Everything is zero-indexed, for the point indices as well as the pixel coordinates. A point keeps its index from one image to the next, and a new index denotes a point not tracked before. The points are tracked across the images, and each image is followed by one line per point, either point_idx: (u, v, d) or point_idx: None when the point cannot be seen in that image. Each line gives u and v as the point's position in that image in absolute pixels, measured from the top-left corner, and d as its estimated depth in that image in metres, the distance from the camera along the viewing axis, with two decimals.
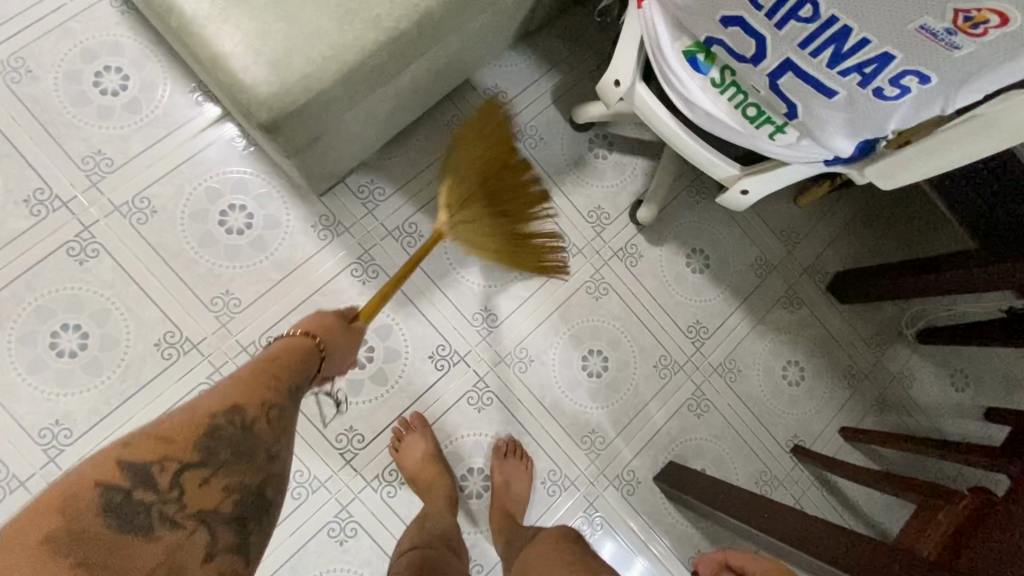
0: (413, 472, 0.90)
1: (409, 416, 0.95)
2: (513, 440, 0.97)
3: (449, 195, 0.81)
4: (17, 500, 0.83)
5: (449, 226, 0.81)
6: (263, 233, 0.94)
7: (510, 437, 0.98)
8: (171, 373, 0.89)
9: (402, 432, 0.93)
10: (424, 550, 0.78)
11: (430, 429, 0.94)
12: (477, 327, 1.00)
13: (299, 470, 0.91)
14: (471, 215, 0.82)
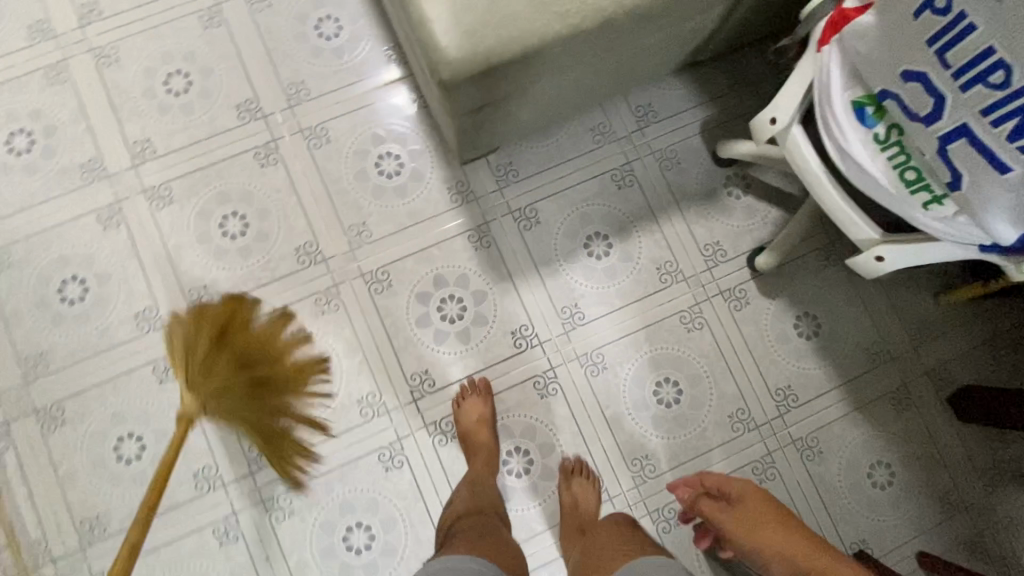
0: (466, 432, 0.96)
1: (476, 379, 1.01)
2: (581, 460, 0.99)
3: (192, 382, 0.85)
4: (158, 338, 1.00)
5: (199, 409, 0.85)
6: (407, 182, 1.06)
7: (577, 457, 1.00)
8: (300, 276, 1.02)
9: (466, 392, 0.99)
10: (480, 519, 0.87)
11: (490, 396, 0.99)
12: (563, 321, 1.04)
13: (372, 393, 1.00)
14: (217, 394, 0.87)
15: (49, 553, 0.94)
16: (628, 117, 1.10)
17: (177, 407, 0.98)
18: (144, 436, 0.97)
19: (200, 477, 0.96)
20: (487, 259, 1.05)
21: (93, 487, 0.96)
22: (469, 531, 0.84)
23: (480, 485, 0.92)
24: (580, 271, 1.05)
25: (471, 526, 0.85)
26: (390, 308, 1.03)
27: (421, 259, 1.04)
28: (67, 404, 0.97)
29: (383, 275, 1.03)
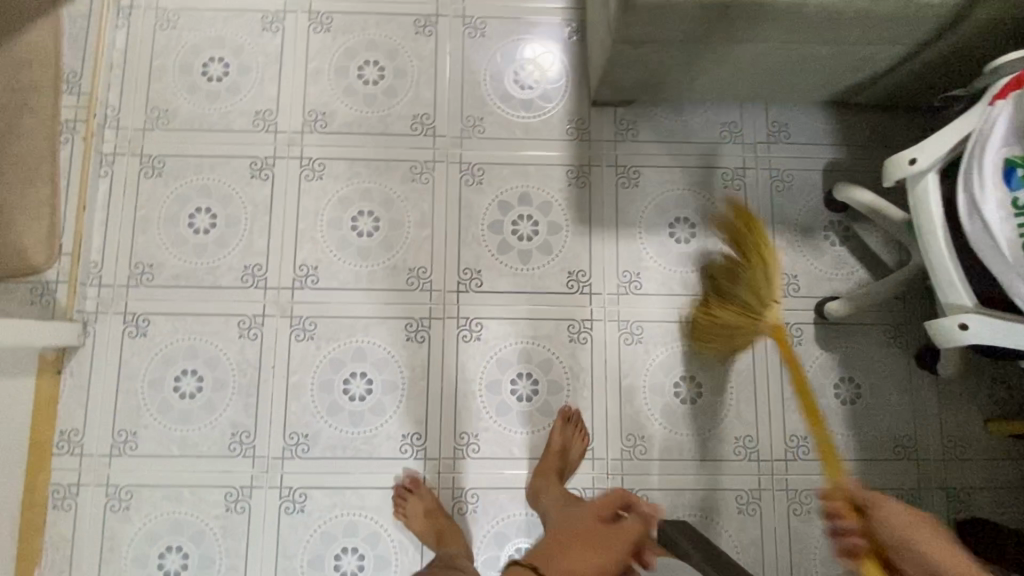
0: (417, 528, 0.94)
1: (408, 475, 0.99)
2: (575, 408, 1.00)
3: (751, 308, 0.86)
4: (265, 139, 1.06)
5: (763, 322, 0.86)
6: (535, 99, 1.09)
7: (576, 406, 1.02)
8: (407, 140, 1.07)
9: (404, 490, 0.97)
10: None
11: (427, 487, 0.98)
12: (620, 283, 1.05)
13: (424, 268, 1.05)
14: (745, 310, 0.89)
15: (100, 277, 1.02)
16: (760, 128, 1.10)
17: (255, 204, 1.05)
18: (218, 216, 1.04)
19: (248, 272, 1.03)
20: (577, 197, 1.07)
21: (159, 240, 1.03)
22: None
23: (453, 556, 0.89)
24: (656, 245, 1.06)
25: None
26: (471, 202, 1.06)
27: (518, 172, 1.07)
28: (169, 161, 1.06)
29: (479, 171, 1.07)
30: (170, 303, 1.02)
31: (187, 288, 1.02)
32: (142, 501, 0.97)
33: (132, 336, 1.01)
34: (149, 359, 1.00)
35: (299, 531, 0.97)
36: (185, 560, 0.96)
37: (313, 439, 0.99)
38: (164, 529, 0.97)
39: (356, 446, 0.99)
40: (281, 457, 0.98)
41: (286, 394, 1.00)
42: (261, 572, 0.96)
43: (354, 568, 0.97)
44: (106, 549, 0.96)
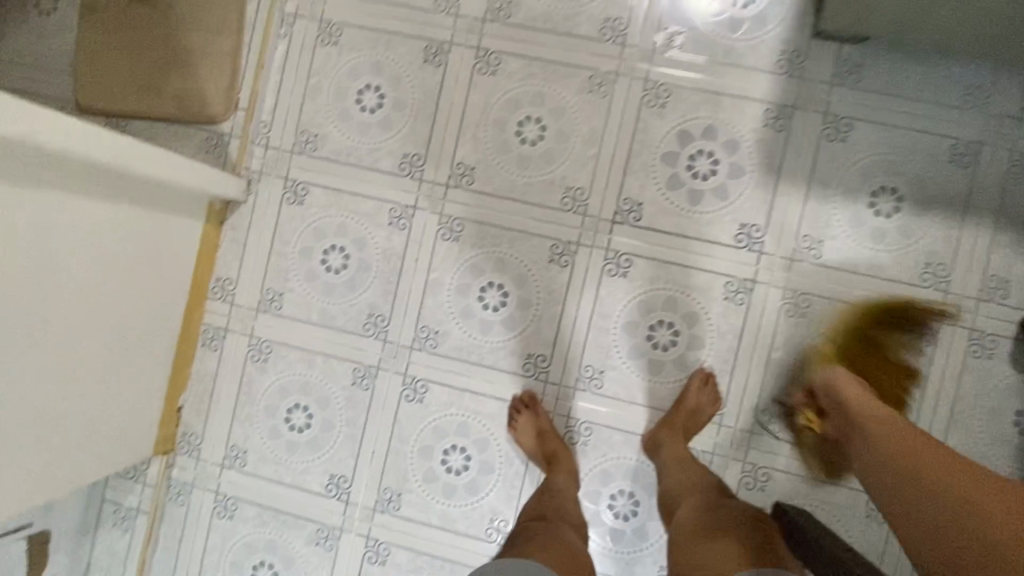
0: (529, 448, 0.95)
1: (526, 396, 0.98)
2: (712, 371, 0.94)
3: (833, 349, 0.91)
4: (444, 22, 1.00)
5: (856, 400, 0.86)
6: (746, 20, 0.95)
7: (713, 368, 0.95)
8: (593, 46, 0.97)
9: (520, 407, 0.97)
10: (539, 523, 0.82)
11: (545, 410, 0.97)
12: (797, 248, 0.94)
13: (582, 189, 0.97)
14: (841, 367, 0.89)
15: (266, 138, 1.03)
16: (1017, 98, 0.91)
17: (424, 91, 1.00)
18: (385, 96, 1.01)
19: (406, 160, 1.00)
20: (770, 142, 0.94)
21: (326, 111, 1.02)
22: (535, 533, 0.78)
23: (550, 494, 0.88)
24: (848, 214, 0.93)
25: (532, 527, 0.81)
26: (648, 126, 0.96)
27: (709, 100, 0.95)
28: (346, 30, 1.02)
29: (665, 92, 0.96)
30: (329, 176, 1.02)
31: (347, 165, 1.02)
32: (279, 358, 1.03)
33: (290, 202, 1.03)
34: (302, 227, 1.03)
35: (415, 420, 1.00)
36: (310, 419, 1.02)
37: (442, 336, 1.00)
38: (295, 387, 1.02)
39: (481, 354, 0.99)
40: (410, 346, 1.00)
41: (423, 289, 1.00)
42: (375, 447, 1.01)
43: (459, 466, 0.99)
44: (243, 393, 1.03)
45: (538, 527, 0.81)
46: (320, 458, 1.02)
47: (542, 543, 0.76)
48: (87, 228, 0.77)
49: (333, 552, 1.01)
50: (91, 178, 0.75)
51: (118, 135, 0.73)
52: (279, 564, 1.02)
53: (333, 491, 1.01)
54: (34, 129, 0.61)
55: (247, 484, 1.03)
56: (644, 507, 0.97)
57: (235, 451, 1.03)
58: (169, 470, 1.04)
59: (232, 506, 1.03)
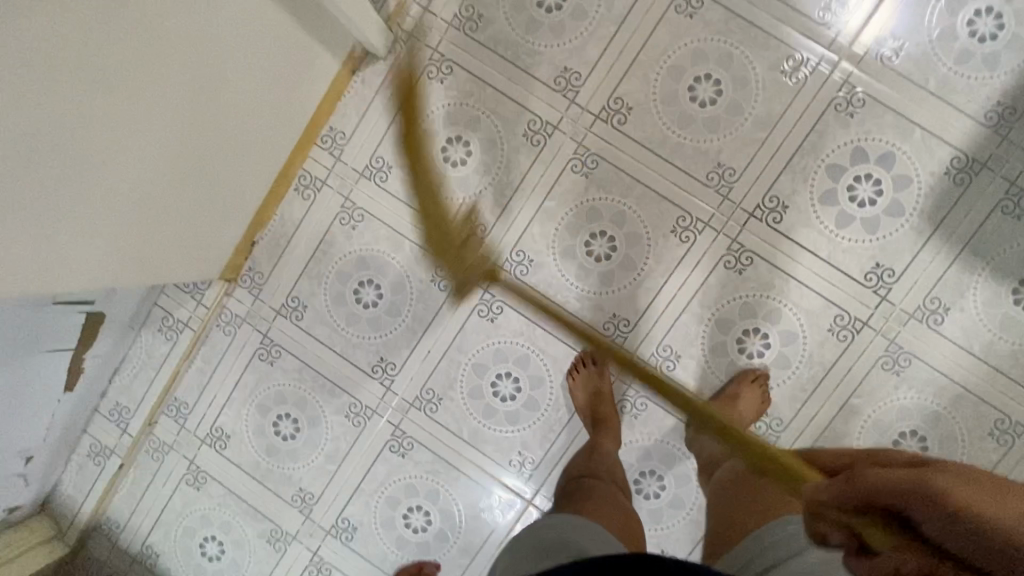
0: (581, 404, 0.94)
1: (594, 352, 0.96)
2: (763, 372, 0.92)
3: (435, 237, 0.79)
4: None
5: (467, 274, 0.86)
6: (975, 58, 0.86)
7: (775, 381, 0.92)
8: (804, 26, 0.89)
9: (584, 362, 0.95)
10: (596, 485, 0.84)
11: (607, 372, 0.95)
12: (922, 306, 0.90)
13: (732, 170, 0.91)
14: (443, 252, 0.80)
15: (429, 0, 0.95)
16: None
17: (610, 8, 0.92)
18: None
19: (564, 76, 0.94)
20: (941, 192, 0.88)
21: None
22: (592, 495, 0.81)
23: (600, 456, 0.89)
24: (987, 293, 0.88)
25: (588, 490, 0.82)
26: (827, 131, 0.90)
27: (899, 126, 0.88)
28: None
29: (859, 102, 0.89)
30: (480, 62, 0.95)
31: (502, 59, 0.95)
32: (368, 228, 1.00)
33: (430, 76, 0.96)
34: (434, 107, 0.97)
35: (480, 335, 0.98)
36: (378, 298, 1.00)
37: (535, 267, 0.97)
38: (373, 263, 1.00)
39: (567, 296, 0.97)
40: (500, 265, 0.97)
41: (534, 213, 0.96)
42: (432, 348, 1.00)
43: (506, 394, 0.99)
44: (321, 251, 1.01)
45: (592, 488, 0.83)
46: (375, 339, 1.01)
47: (597, 507, 0.79)
48: (237, 16, 0.69)
49: (359, 429, 1.02)
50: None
51: None
52: (303, 422, 1.04)
53: (378, 373, 1.01)
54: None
55: (297, 338, 1.02)
56: (667, 493, 0.97)
57: (295, 303, 1.02)
58: (225, 298, 1.03)
59: (275, 353, 1.03)
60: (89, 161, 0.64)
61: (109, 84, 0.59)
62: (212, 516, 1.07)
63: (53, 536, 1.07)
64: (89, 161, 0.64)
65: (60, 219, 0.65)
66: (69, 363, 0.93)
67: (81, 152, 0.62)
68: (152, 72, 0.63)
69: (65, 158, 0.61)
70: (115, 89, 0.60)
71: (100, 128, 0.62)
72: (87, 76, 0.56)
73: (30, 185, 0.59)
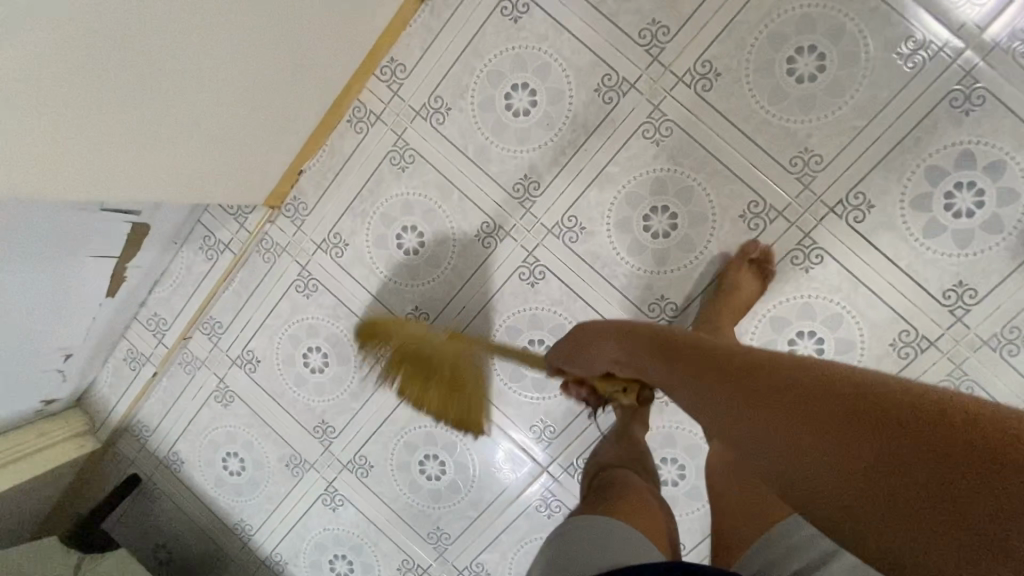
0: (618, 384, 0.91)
1: None
2: (763, 244, 0.85)
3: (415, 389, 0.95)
4: None
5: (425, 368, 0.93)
6: None
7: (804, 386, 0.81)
8: (935, 2, 0.78)
9: None
10: (625, 474, 0.82)
11: None
12: (998, 334, 0.83)
13: (819, 158, 0.83)
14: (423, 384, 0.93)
15: None
16: None
17: None
18: None
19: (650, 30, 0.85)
20: None
21: None
22: (618, 485, 0.79)
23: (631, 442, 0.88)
24: None
25: (614, 479, 0.81)
26: (934, 128, 0.80)
27: (1019, 132, 0.79)
28: None
29: (979, 98, 0.79)
30: (560, 4, 0.87)
31: (584, 2, 0.86)
32: (418, 172, 0.95)
33: (504, 14, 0.89)
34: (504, 48, 0.90)
35: (519, 298, 0.96)
36: (420, 246, 0.97)
37: (587, 236, 0.92)
38: (420, 209, 0.96)
39: (614, 271, 0.92)
40: (550, 228, 0.93)
41: (594, 178, 0.90)
42: (468, 305, 0.97)
43: None
44: (367, 189, 0.98)
45: (618, 477, 0.81)
46: (411, 287, 0.98)
47: (625, 498, 0.76)
48: None
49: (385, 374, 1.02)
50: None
51: None
52: (332, 358, 1.04)
53: (410, 322, 0.99)
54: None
55: (334, 275, 1.01)
56: (686, 483, 0.95)
57: (336, 240, 1.00)
58: (267, 225, 1.01)
59: (311, 287, 1.02)
60: (149, 62, 0.60)
61: None
62: (236, 435, 1.10)
63: (86, 431, 1.13)
64: (145, 66, 0.60)
65: (115, 121, 0.63)
66: (113, 270, 0.93)
67: (139, 49, 0.58)
68: None
69: (123, 59, 0.57)
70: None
71: (159, 28, 0.58)
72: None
73: (82, 81, 0.56)
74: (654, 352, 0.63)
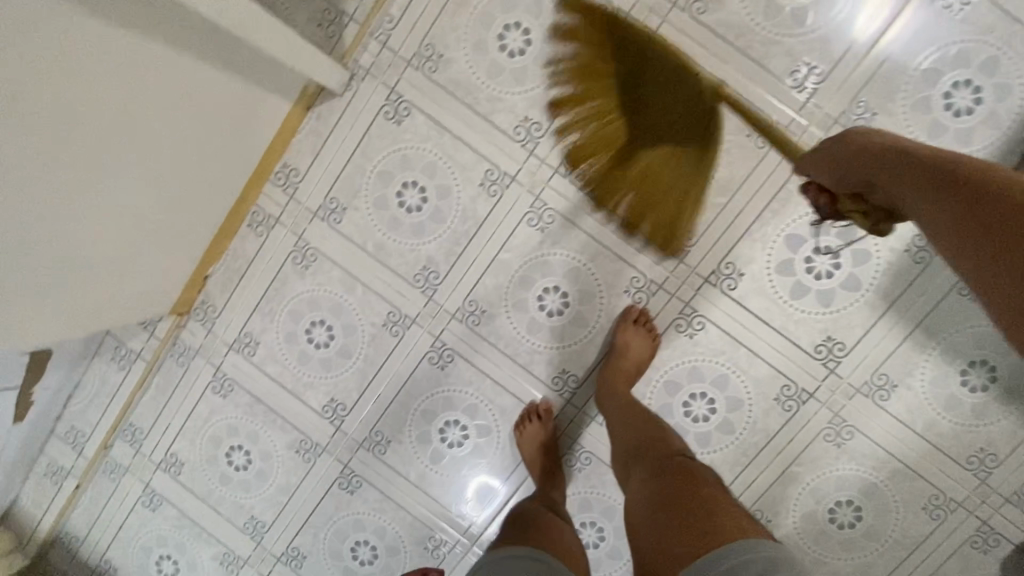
0: (528, 458, 0.95)
1: (540, 405, 0.97)
2: (644, 309, 0.92)
3: (608, 133, 0.84)
4: None
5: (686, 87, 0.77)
6: (948, 133, 0.83)
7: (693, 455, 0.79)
8: (776, 87, 0.85)
9: (529, 417, 0.96)
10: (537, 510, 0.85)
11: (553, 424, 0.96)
12: (868, 381, 0.90)
13: (689, 234, 0.89)
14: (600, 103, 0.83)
15: (388, 37, 0.90)
16: None
17: None
18: (532, 45, 0.88)
19: (525, 126, 0.90)
20: (900, 268, 0.86)
21: (461, 35, 0.89)
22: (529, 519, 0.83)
23: None
24: (934, 372, 0.88)
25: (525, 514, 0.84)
26: (788, 200, 0.87)
27: None
28: None
29: None
30: (439, 105, 0.91)
31: (460, 102, 0.91)
32: (321, 269, 0.98)
33: (388, 117, 0.93)
34: (390, 149, 0.94)
35: (430, 383, 0.99)
36: (329, 339, 1.00)
37: (488, 318, 0.96)
38: (326, 304, 0.99)
39: (517, 350, 0.96)
40: (452, 313, 0.97)
41: (489, 264, 0.95)
42: (381, 393, 1.00)
43: (454, 440, 1.00)
44: (273, 288, 1.00)
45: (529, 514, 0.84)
46: (325, 379, 1.01)
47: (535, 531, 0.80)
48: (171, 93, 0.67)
49: (309, 464, 1.03)
50: (192, 28, 0.63)
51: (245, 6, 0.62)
52: (254, 454, 1.05)
53: (328, 414, 1.02)
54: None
55: (249, 374, 1.02)
56: (606, 543, 1.00)
57: (247, 339, 1.01)
58: (177, 331, 1.02)
59: (228, 388, 1.03)
60: (19, 241, 0.62)
61: (29, 179, 0.57)
62: (167, 536, 1.10)
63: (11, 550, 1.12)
64: (17, 246, 0.63)
65: None
66: (19, 398, 0.93)
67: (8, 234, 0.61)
68: (81, 158, 0.61)
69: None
70: (39, 174, 0.58)
71: (26, 213, 0.60)
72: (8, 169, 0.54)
73: None
74: (921, 183, 0.48)
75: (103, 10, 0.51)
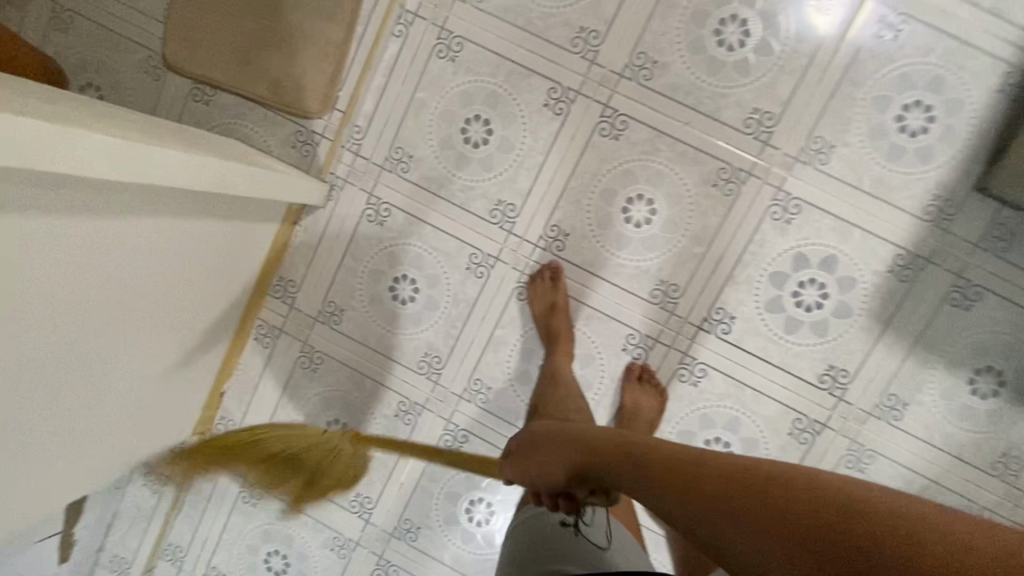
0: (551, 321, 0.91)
1: (550, 267, 0.93)
2: (647, 364, 0.93)
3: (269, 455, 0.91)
4: (578, 69, 0.89)
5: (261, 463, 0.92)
6: (909, 153, 0.85)
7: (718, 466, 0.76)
8: (733, 136, 0.88)
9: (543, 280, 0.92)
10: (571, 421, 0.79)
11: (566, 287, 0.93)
12: (878, 404, 0.89)
13: (675, 286, 0.91)
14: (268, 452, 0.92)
15: (359, 146, 0.95)
16: None
17: (537, 138, 0.92)
18: (494, 133, 0.92)
19: (500, 208, 0.94)
20: (888, 290, 0.87)
21: (426, 133, 0.94)
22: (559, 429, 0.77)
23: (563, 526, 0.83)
24: (943, 385, 0.88)
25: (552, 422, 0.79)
26: (765, 240, 0.89)
27: (839, 229, 0.87)
28: (467, 47, 0.91)
29: (795, 208, 0.87)
30: (416, 202, 0.96)
31: (434, 195, 0.95)
32: (328, 370, 1.02)
33: (370, 219, 0.97)
34: (377, 249, 0.98)
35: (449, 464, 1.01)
36: None
37: (495, 393, 0.98)
38: (338, 404, 1.02)
39: None
40: (460, 394, 0.99)
41: (486, 342, 0.97)
42: (404, 480, 1.02)
43: (481, 517, 1.01)
44: (286, 395, 1.03)
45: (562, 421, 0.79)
46: (348, 476, 1.03)
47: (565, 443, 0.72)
48: (171, 257, 0.72)
49: (345, 560, 1.05)
50: (188, 202, 0.69)
51: (228, 169, 0.68)
52: (291, 557, 1.07)
53: (355, 508, 1.04)
54: (127, 170, 0.52)
55: None
56: None
57: None
58: None
59: (256, 495, 1.06)
60: (29, 419, 0.65)
61: (56, 357, 0.63)
62: None
63: None
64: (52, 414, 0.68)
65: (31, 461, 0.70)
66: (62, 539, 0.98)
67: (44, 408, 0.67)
68: (96, 331, 0.67)
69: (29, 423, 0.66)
70: (61, 354, 0.64)
71: (55, 388, 0.66)
72: (38, 354, 0.60)
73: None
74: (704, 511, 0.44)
75: (106, 214, 0.58)
